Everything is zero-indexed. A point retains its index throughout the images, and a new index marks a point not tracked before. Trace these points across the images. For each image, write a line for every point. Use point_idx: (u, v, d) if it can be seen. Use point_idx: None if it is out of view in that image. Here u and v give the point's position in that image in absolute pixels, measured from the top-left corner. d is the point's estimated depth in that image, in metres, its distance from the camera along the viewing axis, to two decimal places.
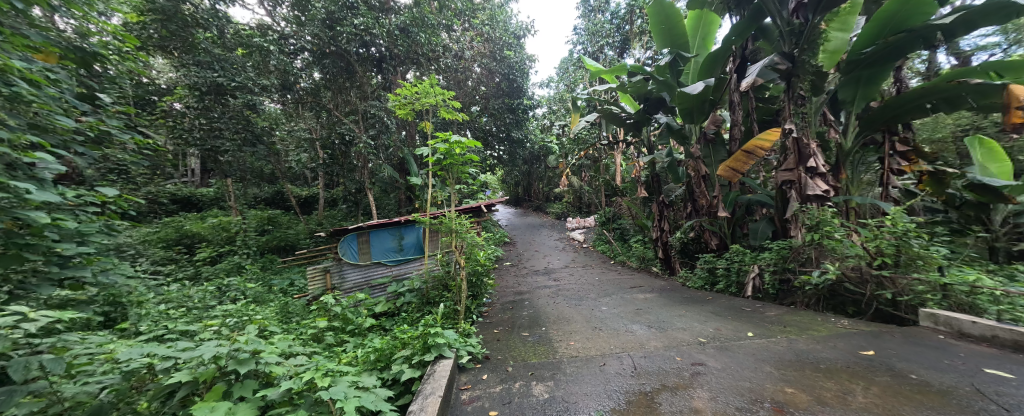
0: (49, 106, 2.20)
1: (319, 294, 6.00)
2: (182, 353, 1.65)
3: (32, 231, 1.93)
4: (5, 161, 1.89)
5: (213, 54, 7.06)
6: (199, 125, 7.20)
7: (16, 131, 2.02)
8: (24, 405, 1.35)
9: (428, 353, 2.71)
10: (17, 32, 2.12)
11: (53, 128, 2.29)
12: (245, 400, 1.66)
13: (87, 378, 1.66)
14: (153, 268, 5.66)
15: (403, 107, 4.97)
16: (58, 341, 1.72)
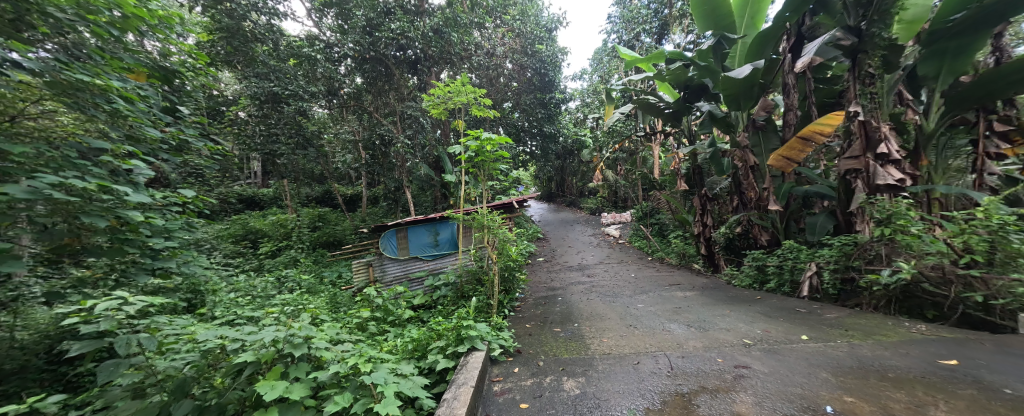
0: (141, 119, 2.54)
1: (363, 286, 6.36)
2: (248, 336, 1.86)
3: (130, 229, 2.29)
4: (109, 168, 2.26)
5: (268, 66, 7.70)
6: (260, 131, 7.91)
7: (117, 142, 2.41)
8: (126, 375, 1.68)
9: (461, 344, 2.81)
10: (116, 56, 2.46)
11: (145, 139, 2.67)
12: (299, 380, 1.83)
13: (175, 353, 1.94)
14: (225, 261, 6.39)
15: (437, 107, 5.11)
16: (151, 322, 2.01)
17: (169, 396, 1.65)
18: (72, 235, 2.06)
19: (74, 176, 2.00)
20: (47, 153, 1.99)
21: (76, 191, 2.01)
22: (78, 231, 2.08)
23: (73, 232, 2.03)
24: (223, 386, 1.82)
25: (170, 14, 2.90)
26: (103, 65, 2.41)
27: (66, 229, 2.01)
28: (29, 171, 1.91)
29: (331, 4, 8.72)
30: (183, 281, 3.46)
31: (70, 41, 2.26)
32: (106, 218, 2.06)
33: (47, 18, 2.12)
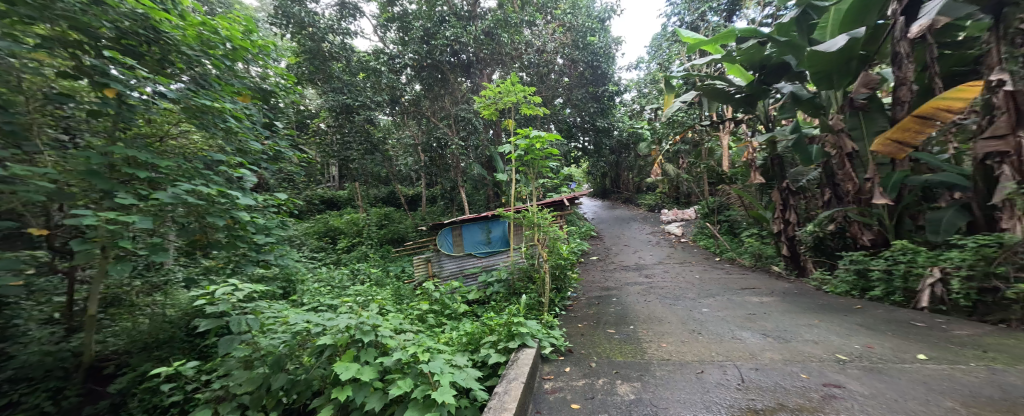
0: (247, 134, 3.03)
1: (423, 280, 6.81)
2: (327, 321, 2.11)
3: (239, 226, 2.70)
4: (225, 176, 2.75)
5: (342, 80, 8.58)
6: (337, 140, 8.89)
7: (229, 154, 2.93)
8: (242, 348, 2.15)
9: (512, 340, 2.85)
10: (228, 82, 2.97)
11: (250, 150, 3.19)
12: (368, 363, 2.01)
13: (273, 332, 2.28)
14: (310, 255, 7.29)
15: (488, 108, 5.24)
16: (256, 306, 2.38)
17: (271, 369, 2.01)
18: (201, 233, 2.52)
19: (202, 184, 2.47)
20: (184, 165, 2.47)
21: (203, 197, 2.47)
22: (202, 230, 2.51)
23: (199, 230, 2.47)
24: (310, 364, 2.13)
25: (266, 43, 3.39)
26: (221, 92, 2.93)
27: (194, 227, 2.45)
28: (173, 180, 2.39)
29: (394, 19, 9.45)
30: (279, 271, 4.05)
31: (199, 73, 2.78)
32: (223, 218, 2.51)
33: (183, 57, 2.64)
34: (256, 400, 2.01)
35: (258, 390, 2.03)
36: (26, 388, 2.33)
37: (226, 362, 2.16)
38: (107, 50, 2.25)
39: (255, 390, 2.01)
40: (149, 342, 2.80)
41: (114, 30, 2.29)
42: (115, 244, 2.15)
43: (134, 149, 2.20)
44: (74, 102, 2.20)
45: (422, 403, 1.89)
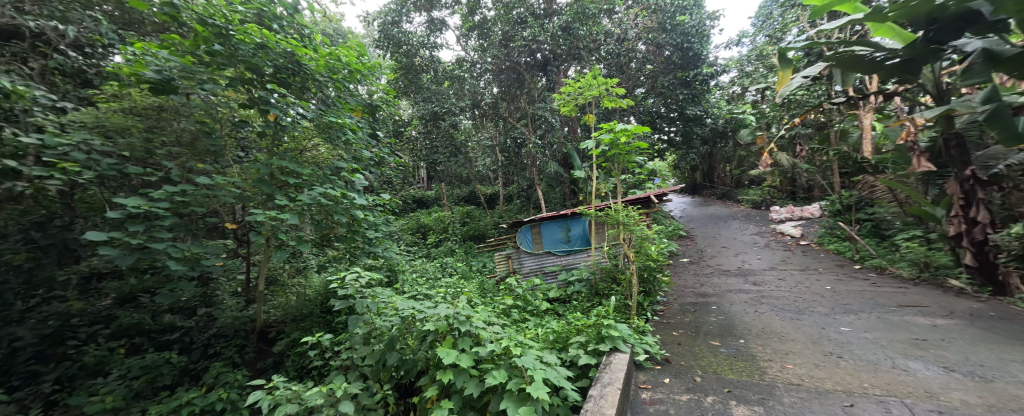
0: (358, 143, 4.00)
1: (504, 275, 7.06)
2: (430, 310, 2.32)
3: (356, 223, 3.53)
4: (343, 178, 3.70)
5: (430, 90, 9.39)
6: (426, 145, 9.69)
7: (345, 158, 3.92)
8: (363, 326, 2.53)
9: (602, 343, 2.74)
10: (345, 102, 4.00)
11: (360, 156, 4.13)
12: (466, 352, 2.17)
13: (385, 315, 2.60)
14: (406, 249, 8.09)
15: (567, 105, 5.16)
16: (372, 293, 2.74)
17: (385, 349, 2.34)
18: (328, 225, 3.40)
19: (326, 186, 3.39)
20: (319, 172, 3.39)
21: (328, 196, 3.36)
22: (330, 225, 3.42)
23: (328, 225, 3.33)
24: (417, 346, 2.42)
25: (372, 67, 4.32)
26: (340, 109, 4.02)
27: (325, 222, 3.34)
28: (311, 184, 3.35)
29: (474, 26, 9.91)
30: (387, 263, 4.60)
31: (323, 98, 3.85)
32: (340, 211, 3.38)
33: (315, 82, 3.66)
34: (377, 373, 2.42)
35: (377, 364, 2.42)
36: (226, 340, 3.98)
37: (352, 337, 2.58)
38: (269, 85, 3.29)
39: (376, 364, 2.40)
40: (293, 315, 4.21)
41: (274, 68, 3.35)
42: (277, 232, 3.15)
43: (286, 162, 3.18)
44: (250, 124, 3.41)
45: (517, 395, 1.94)
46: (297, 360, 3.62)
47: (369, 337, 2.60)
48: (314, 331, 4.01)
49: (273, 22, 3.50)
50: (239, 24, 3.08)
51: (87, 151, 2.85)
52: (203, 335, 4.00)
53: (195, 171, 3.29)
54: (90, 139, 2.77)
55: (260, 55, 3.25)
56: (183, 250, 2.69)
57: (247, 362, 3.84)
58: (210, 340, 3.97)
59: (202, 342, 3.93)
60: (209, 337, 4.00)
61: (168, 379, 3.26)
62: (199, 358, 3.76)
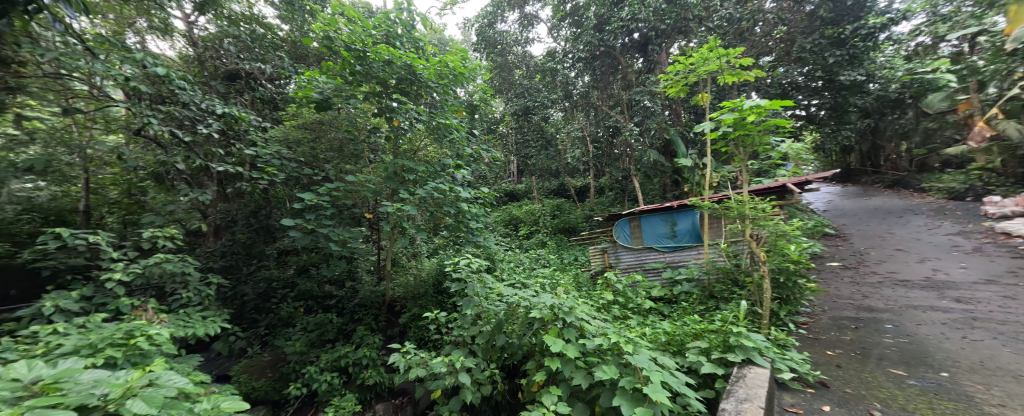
0: (461, 142, 4.52)
1: (600, 270, 6.72)
2: (535, 299, 2.63)
3: (461, 215, 4.14)
4: (450, 176, 4.33)
5: (523, 85, 10.01)
6: (518, 140, 10.15)
7: (447, 155, 4.59)
8: (474, 307, 3.01)
9: (731, 352, 2.53)
10: (449, 103, 4.54)
11: (461, 153, 4.67)
12: (571, 341, 2.39)
13: (492, 300, 3.04)
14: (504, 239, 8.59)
15: (675, 85, 4.80)
16: (481, 275, 3.21)
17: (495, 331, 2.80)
18: (436, 216, 4.08)
19: (437, 184, 4.03)
20: (430, 169, 4.15)
21: (440, 192, 3.98)
22: (440, 215, 4.14)
23: (438, 215, 4.09)
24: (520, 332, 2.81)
25: (476, 69, 4.70)
26: (446, 111, 4.55)
27: (436, 213, 4.07)
28: (422, 181, 4.08)
29: (565, 16, 9.77)
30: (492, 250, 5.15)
31: (432, 100, 4.45)
32: (446, 205, 3.99)
33: (427, 88, 4.24)
34: (485, 352, 2.90)
35: (486, 344, 2.91)
36: (366, 309, 4.58)
37: (464, 317, 3.11)
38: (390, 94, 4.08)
39: (485, 344, 2.88)
40: (413, 292, 4.63)
41: (395, 78, 4.03)
42: (401, 221, 4.03)
43: (407, 161, 3.98)
44: (381, 129, 4.25)
45: (631, 394, 1.99)
46: (417, 332, 4.08)
47: (477, 318, 3.09)
48: (431, 307, 4.31)
49: (396, 40, 4.10)
50: (372, 46, 3.77)
51: (282, 159, 4.20)
52: (350, 304, 4.67)
53: (342, 170, 4.41)
54: (282, 150, 4.06)
55: (387, 72, 3.96)
56: (338, 234, 3.73)
57: (382, 328, 4.40)
58: (355, 309, 4.62)
59: (349, 310, 4.60)
60: (355, 306, 4.65)
61: (329, 334, 3.99)
62: (350, 321, 4.43)
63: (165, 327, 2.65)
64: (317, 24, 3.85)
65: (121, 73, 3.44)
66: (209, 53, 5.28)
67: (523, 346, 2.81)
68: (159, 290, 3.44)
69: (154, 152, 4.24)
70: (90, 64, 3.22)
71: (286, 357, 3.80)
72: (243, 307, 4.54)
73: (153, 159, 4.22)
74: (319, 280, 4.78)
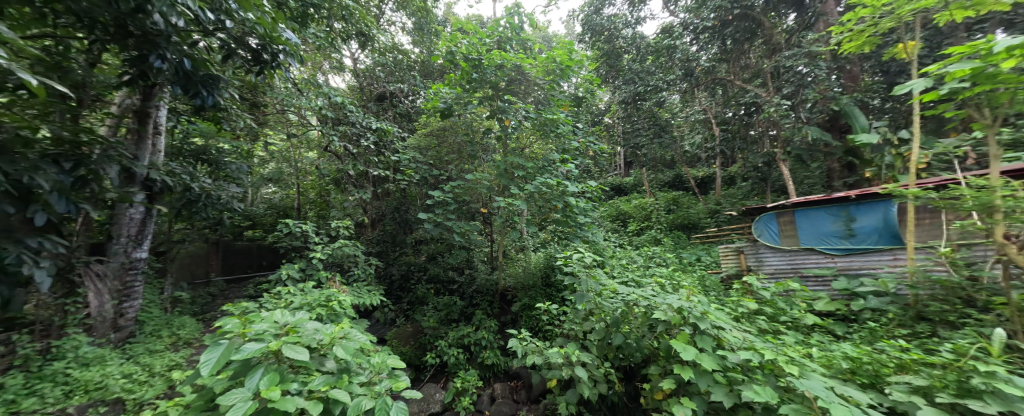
0: (568, 136, 4.58)
1: (733, 276, 5.21)
2: (661, 302, 2.58)
3: (569, 209, 4.20)
4: (559, 171, 4.44)
5: (634, 71, 8.51)
6: (626, 130, 9.62)
7: (557, 150, 4.74)
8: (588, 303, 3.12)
9: (974, 400, 1.62)
10: (557, 97, 4.65)
11: (567, 147, 4.73)
12: (706, 351, 2.27)
13: (607, 297, 3.10)
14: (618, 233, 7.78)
15: (854, 40, 3.77)
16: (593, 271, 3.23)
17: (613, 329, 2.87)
18: (545, 210, 4.29)
19: (547, 179, 4.18)
20: (538, 165, 4.32)
21: (551, 188, 4.14)
22: (548, 210, 4.31)
23: (546, 210, 4.27)
24: (640, 333, 2.85)
25: (583, 59, 4.64)
26: (553, 106, 4.64)
27: (544, 208, 4.26)
28: (532, 176, 4.30)
29: None
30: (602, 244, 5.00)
31: (541, 97, 4.63)
32: (557, 199, 4.13)
33: (535, 86, 4.44)
34: (601, 350, 2.98)
35: (601, 342, 3.00)
36: (480, 296, 5.00)
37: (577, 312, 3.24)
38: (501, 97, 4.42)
39: (601, 341, 2.96)
40: (521, 284, 4.79)
41: (505, 81, 4.36)
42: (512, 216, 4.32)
43: (516, 160, 4.25)
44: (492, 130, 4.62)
45: None
46: (528, 321, 4.33)
47: (590, 314, 3.21)
48: (540, 300, 4.48)
49: (506, 44, 4.42)
50: (485, 54, 4.14)
51: (416, 162, 5.07)
52: (468, 290, 5.11)
53: (461, 170, 5.02)
54: (415, 155, 4.87)
55: (498, 75, 4.29)
56: (459, 227, 4.31)
57: (495, 314, 4.80)
58: (472, 295, 5.04)
59: (467, 295, 5.04)
60: (472, 292, 5.05)
61: (453, 314, 4.61)
62: (469, 304, 4.96)
63: (348, 293, 3.68)
64: (442, 43, 4.41)
65: (317, 104, 4.66)
66: (368, 82, 6.63)
67: (643, 349, 2.83)
68: (340, 267, 4.47)
69: (336, 163, 5.60)
70: (300, 101, 4.62)
71: (423, 329, 4.48)
72: (392, 284, 5.48)
73: (335, 168, 5.59)
74: (444, 266, 5.44)
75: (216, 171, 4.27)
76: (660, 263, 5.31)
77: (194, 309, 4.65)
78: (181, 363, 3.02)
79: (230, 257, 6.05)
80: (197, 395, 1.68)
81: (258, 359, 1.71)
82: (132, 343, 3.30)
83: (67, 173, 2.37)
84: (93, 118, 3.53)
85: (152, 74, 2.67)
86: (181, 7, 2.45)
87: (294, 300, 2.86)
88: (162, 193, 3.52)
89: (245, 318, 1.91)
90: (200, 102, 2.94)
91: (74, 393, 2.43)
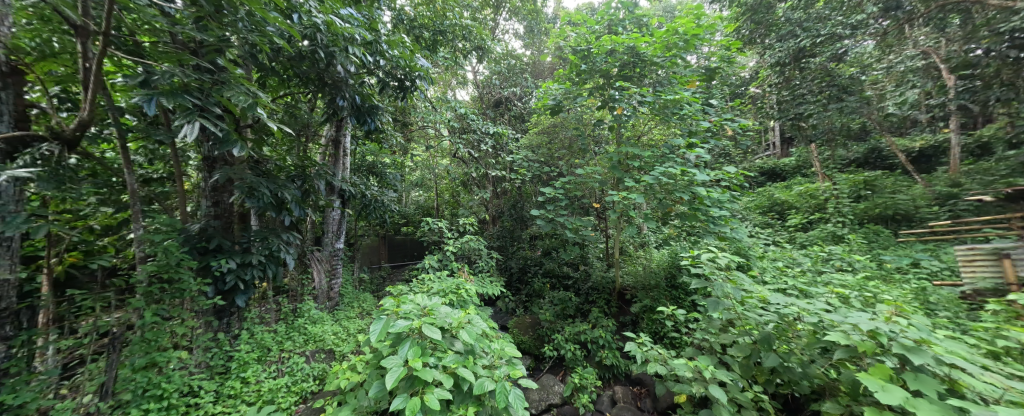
0: (697, 116, 4.01)
1: (992, 290, 3.36)
2: (844, 322, 2.07)
3: (698, 201, 3.66)
4: (687, 158, 3.91)
5: (795, 21, 6.44)
6: (782, 99, 6.69)
7: (685, 135, 4.20)
8: (725, 311, 2.69)
9: None
10: (682, 74, 4.14)
11: (697, 129, 4.12)
12: (927, 396, 1.71)
13: (752, 308, 2.61)
14: (764, 227, 6.07)
15: None
16: (732, 274, 2.74)
17: (762, 346, 2.40)
18: (669, 204, 3.86)
19: (671, 168, 3.74)
20: (657, 153, 3.96)
21: (676, 178, 3.74)
22: (671, 202, 3.88)
23: (669, 203, 3.86)
24: (807, 358, 2.32)
25: (715, 23, 4.01)
26: (675, 85, 4.15)
27: (666, 200, 3.86)
28: (651, 166, 3.94)
29: None
30: (746, 241, 4.19)
31: (662, 78, 4.19)
32: (684, 191, 3.66)
33: (653, 65, 4.04)
34: (745, 370, 2.51)
35: (746, 360, 2.53)
36: (597, 294, 4.83)
37: (710, 321, 2.81)
38: (614, 84, 4.16)
39: (745, 360, 2.50)
40: (642, 284, 4.46)
41: (619, 67, 4.10)
42: (628, 210, 4.07)
43: (632, 149, 3.92)
44: (605, 120, 4.40)
45: None
46: (650, 325, 3.98)
47: (729, 325, 2.75)
48: (664, 302, 4.07)
49: (618, 26, 4.15)
50: (595, 42, 3.96)
51: (529, 161, 5.46)
52: (585, 287, 5.01)
53: (573, 166, 4.97)
54: (528, 154, 5.20)
55: (609, 62, 4.06)
56: (571, 223, 4.28)
57: (613, 314, 4.58)
58: (589, 292, 4.92)
59: (584, 292, 4.95)
60: (589, 289, 4.94)
61: (570, 310, 4.60)
62: (585, 301, 4.86)
63: (476, 283, 4.11)
64: (550, 40, 4.43)
65: (446, 118, 5.51)
66: (486, 90, 7.09)
67: (813, 379, 2.30)
68: (468, 259, 5.02)
69: (463, 168, 6.33)
70: (435, 116, 5.45)
71: (541, 322, 4.59)
72: (511, 276, 5.77)
73: (463, 171, 6.32)
74: (559, 261, 5.49)
75: (382, 180, 5.42)
76: (841, 267, 3.97)
77: (372, 287, 6.08)
78: (365, 327, 3.98)
79: (393, 249, 7.54)
80: (373, 356, 2.16)
81: (407, 333, 2.09)
82: (339, 309, 4.51)
83: (298, 188, 3.39)
84: (312, 148, 4.92)
85: (340, 112, 3.58)
86: (351, 56, 3.21)
87: (433, 286, 3.40)
88: (350, 200, 4.66)
89: (398, 300, 2.34)
90: (367, 126, 3.80)
91: (308, 341, 3.49)
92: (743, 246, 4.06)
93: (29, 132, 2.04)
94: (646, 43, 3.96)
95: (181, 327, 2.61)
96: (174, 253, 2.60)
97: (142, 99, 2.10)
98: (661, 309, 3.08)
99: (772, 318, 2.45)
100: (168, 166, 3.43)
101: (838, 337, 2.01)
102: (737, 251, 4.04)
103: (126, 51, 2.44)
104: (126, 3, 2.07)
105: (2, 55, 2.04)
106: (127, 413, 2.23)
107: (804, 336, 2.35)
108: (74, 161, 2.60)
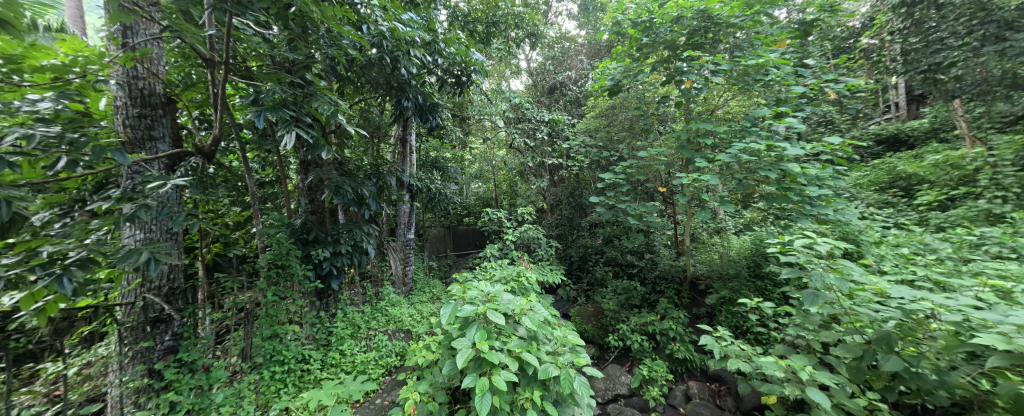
0: (788, 81, 3.46)
1: None
2: (1004, 321, 1.67)
3: (789, 179, 3.19)
4: (774, 130, 3.40)
5: None
6: (909, 47, 5.45)
7: (773, 104, 3.66)
8: (827, 305, 2.33)
9: None
10: (767, 34, 3.61)
11: (787, 96, 3.55)
12: None
13: (865, 302, 2.21)
14: (877, 207, 5.06)
15: None
16: (836, 263, 2.34)
17: (878, 347, 2.02)
18: (752, 185, 3.41)
19: (752, 143, 3.32)
20: (735, 128, 3.56)
21: (760, 154, 3.30)
22: (755, 182, 3.44)
23: (751, 183, 3.43)
24: (945, 364, 1.91)
25: None
26: (758, 47, 3.63)
27: (747, 180, 3.44)
28: (728, 142, 3.54)
29: None
30: (854, 224, 3.54)
31: (742, 41, 3.68)
32: (772, 169, 3.21)
33: (729, 28, 3.60)
34: (855, 373, 2.17)
35: (856, 362, 2.18)
36: (666, 283, 4.53)
37: (806, 316, 2.48)
38: (682, 54, 3.79)
39: (855, 361, 2.15)
40: (718, 273, 4.08)
41: (688, 35, 3.73)
42: (701, 193, 3.70)
43: (704, 125, 3.53)
44: (670, 96, 4.05)
45: None
46: (730, 318, 3.63)
47: (832, 321, 2.39)
48: (747, 294, 3.67)
49: None
50: (658, 10, 3.62)
51: (587, 146, 5.28)
52: (651, 275, 4.73)
53: (636, 147, 4.67)
54: (586, 139, 5.02)
55: (675, 31, 3.70)
56: (634, 209, 4.06)
57: (685, 305, 4.26)
58: (657, 280, 4.64)
59: (651, 280, 4.69)
60: (656, 277, 4.66)
61: (635, 299, 4.41)
62: (652, 291, 4.61)
63: (535, 271, 4.15)
64: (607, 15, 4.11)
65: (502, 109, 5.59)
66: (541, 77, 6.95)
67: (954, 389, 1.88)
68: (528, 247, 5.08)
69: (520, 158, 6.37)
70: (492, 108, 5.57)
71: (604, 311, 4.48)
72: (571, 265, 5.70)
73: (520, 162, 6.37)
74: (622, 250, 5.27)
75: (444, 174, 5.71)
76: (999, 255, 3.09)
77: (440, 274, 6.53)
78: (437, 310, 4.32)
79: (458, 238, 7.95)
80: (444, 337, 2.33)
81: (474, 317, 2.20)
82: (413, 294, 4.94)
83: (374, 184, 3.76)
84: (384, 147, 5.38)
85: (406, 112, 3.85)
86: (413, 58, 3.42)
87: (495, 273, 3.52)
88: (418, 193, 5.02)
89: (464, 286, 2.47)
90: (429, 124, 4.04)
91: (390, 322, 3.91)
92: (850, 230, 3.44)
93: (181, 149, 2.57)
94: (721, 3, 3.54)
95: (294, 305, 3.11)
96: (285, 243, 3.10)
97: (254, 115, 2.49)
98: (743, 301, 2.79)
99: (894, 315, 2.05)
100: (274, 171, 4.06)
101: (992, 340, 1.65)
102: (842, 236, 3.45)
103: (240, 76, 2.93)
104: (238, 35, 2.47)
105: (162, 89, 2.59)
106: (261, 373, 2.75)
107: (941, 338, 1.93)
108: (213, 170, 3.21)
